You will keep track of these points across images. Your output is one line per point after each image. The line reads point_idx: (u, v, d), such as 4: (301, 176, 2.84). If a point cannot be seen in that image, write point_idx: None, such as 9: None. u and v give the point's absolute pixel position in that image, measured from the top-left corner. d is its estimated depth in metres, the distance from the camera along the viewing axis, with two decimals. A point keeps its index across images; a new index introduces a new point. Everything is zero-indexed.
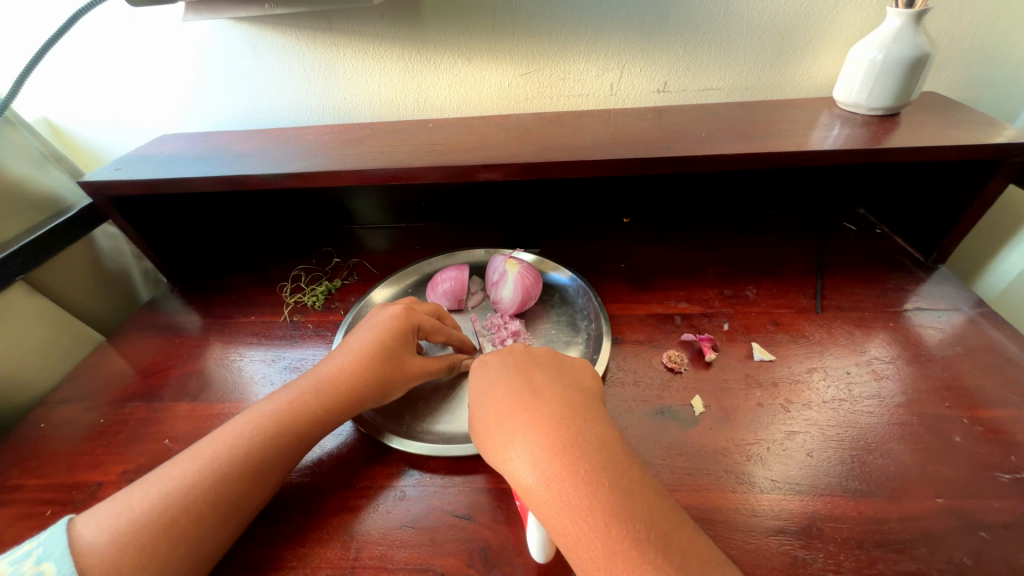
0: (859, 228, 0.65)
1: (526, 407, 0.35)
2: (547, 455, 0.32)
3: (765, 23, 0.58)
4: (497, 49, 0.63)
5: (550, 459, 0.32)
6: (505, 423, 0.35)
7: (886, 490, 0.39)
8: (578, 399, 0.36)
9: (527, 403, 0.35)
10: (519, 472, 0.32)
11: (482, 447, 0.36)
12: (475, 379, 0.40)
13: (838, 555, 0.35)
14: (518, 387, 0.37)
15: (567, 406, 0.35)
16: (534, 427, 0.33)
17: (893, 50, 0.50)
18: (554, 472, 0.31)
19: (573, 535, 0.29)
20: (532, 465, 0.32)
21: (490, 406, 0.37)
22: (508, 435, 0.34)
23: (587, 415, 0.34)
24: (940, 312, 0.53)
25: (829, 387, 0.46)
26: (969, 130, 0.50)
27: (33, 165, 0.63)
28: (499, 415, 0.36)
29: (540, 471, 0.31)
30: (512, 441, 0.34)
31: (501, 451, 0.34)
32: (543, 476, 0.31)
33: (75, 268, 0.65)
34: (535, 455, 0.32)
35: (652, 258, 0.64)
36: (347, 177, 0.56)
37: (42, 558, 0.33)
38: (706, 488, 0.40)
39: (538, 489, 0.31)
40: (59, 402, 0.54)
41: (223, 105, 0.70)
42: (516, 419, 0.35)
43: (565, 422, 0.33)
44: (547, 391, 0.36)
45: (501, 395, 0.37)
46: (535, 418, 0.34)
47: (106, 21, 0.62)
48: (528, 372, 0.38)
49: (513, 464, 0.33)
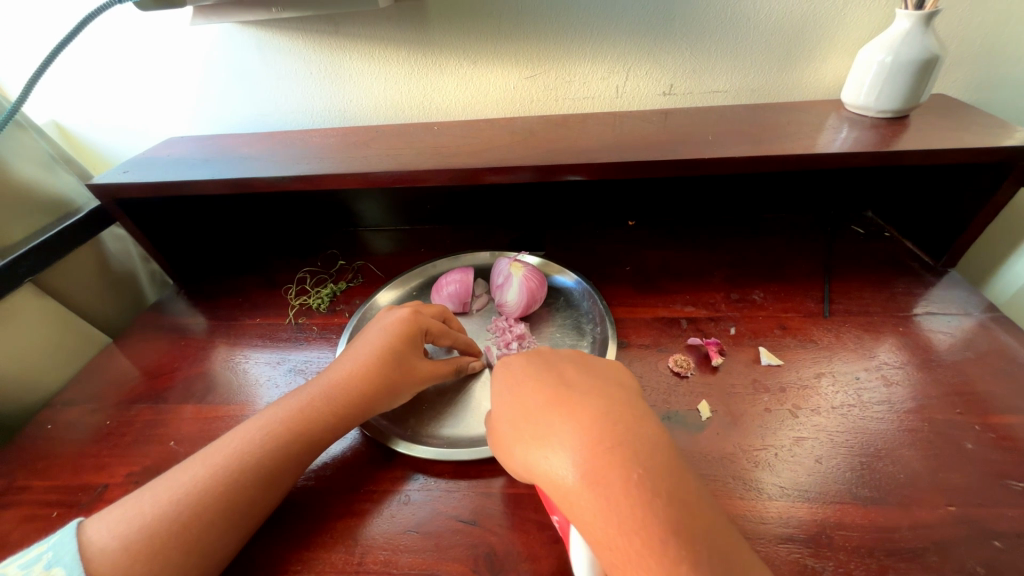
0: (867, 231, 0.64)
1: (566, 406, 0.34)
2: (590, 458, 0.31)
3: (771, 25, 0.58)
4: (503, 52, 0.63)
5: (596, 462, 0.30)
6: (544, 423, 0.34)
7: (896, 498, 0.38)
8: (615, 398, 0.35)
9: (567, 403, 0.34)
10: (558, 474, 0.31)
11: (515, 446, 0.35)
12: (507, 376, 0.39)
13: (848, 564, 0.34)
14: (552, 387, 0.36)
15: (610, 406, 0.34)
16: (576, 427, 0.32)
17: (903, 52, 0.49)
18: (598, 476, 0.30)
19: (619, 543, 0.28)
20: (574, 467, 0.31)
21: (522, 406, 0.36)
22: (543, 434, 0.33)
23: (632, 417, 0.33)
24: (951, 317, 0.52)
25: (837, 392, 0.46)
26: (979, 132, 0.50)
27: (42, 167, 0.63)
28: (536, 413, 0.35)
29: (581, 473, 0.30)
30: (551, 441, 0.33)
31: (538, 451, 0.33)
32: (586, 480, 0.30)
33: (83, 270, 0.66)
34: (575, 455, 0.31)
35: (657, 261, 0.64)
36: (352, 180, 0.56)
37: (51, 562, 0.33)
38: (713, 494, 0.39)
39: (580, 493, 0.30)
40: (65, 404, 0.54)
41: (229, 108, 0.71)
42: (552, 418, 0.34)
43: (604, 422, 0.32)
44: (581, 391, 0.35)
45: (538, 394, 0.36)
46: (573, 418, 0.33)
47: (114, 25, 0.63)
48: (560, 373, 0.37)
49: (550, 464, 0.32)
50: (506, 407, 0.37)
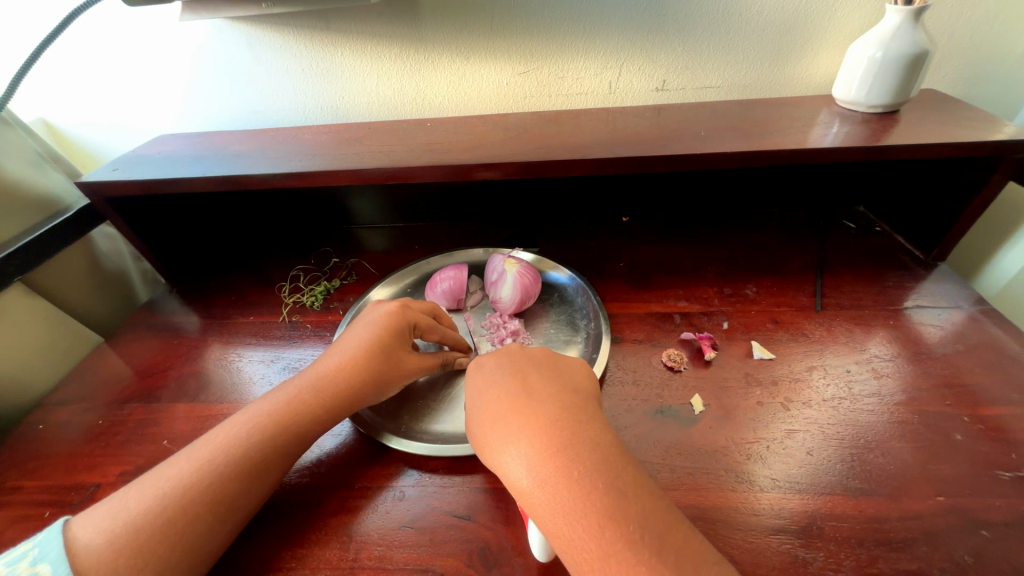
0: (858, 226, 0.65)
1: (521, 410, 0.35)
2: (541, 458, 0.32)
3: (764, 21, 0.58)
4: (495, 48, 0.62)
5: (544, 462, 0.32)
6: (499, 426, 0.35)
7: (886, 489, 0.38)
8: (571, 399, 0.36)
9: (521, 406, 0.35)
10: (513, 476, 0.32)
11: (478, 451, 0.37)
12: (471, 382, 0.40)
13: (839, 554, 0.35)
14: (511, 390, 0.37)
15: (561, 408, 0.35)
16: (527, 430, 0.33)
17: (893, 48, 0.50)
18: (546, 474, 0.31)
19: (567, 537, 0.29)
20: (526, 468, 0.32)
21: (483, 409, 0.37)
22: (501, 437, 0.34)
23: (580, 417, 0.34)
24: (941, 310, 0.52)
25: (829, 386, 0.46)
26: (969, 127, 0.50)
27: (30, 165, 0.62)
28: (493, 418, 0.36)
29: (534, 474, 0.31)
30: (506, 445, 0.34)
31: (495, 456, 0.34)
32: (537, 479, 0.31)
33: (73, 269, 0.65)
34: (529, 457, 0.32)
35: (651, 256, 0.64)
36: (345, 177, 0.56)
37: (37, 559, 0.33)
38: (705, 487, 0.39)
39: (532, 492, 0.31)
40: (57, 404, 0.54)
41: (221, 104, 0.70)
42: (509, 421, 0.35)
43: (557, 423, 0.33)
44: (539, 392, 0.36)
45: (495, 398, 0.37)
46: (528, 420, 0.34)
47: (103, 21, 0.62)
48: (521, 374, 0.38)
49: (507, 467, 0.33)
50: (469, 413, 0.38)
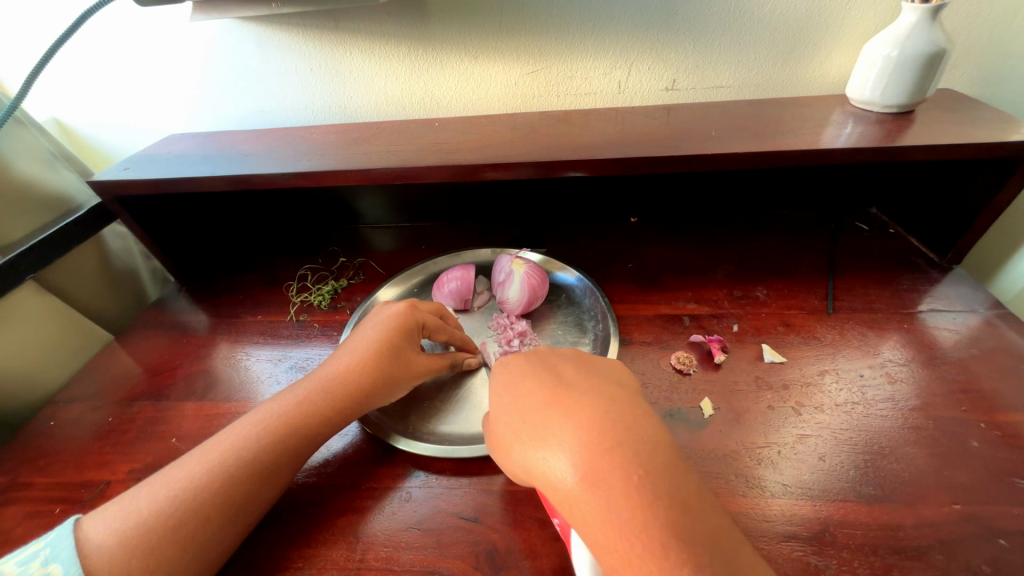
0: (871, 228, 0.64)
1: (569, 407, 0.33)
2: (592, 460, 0.30)
3: (776, 20, 0.57)
4: (504, 48, 0.62)
5: (599, 463, 0.30)
6: (545, 422, 0.33)
7: (901, 496, 0.38)
8: (621, 400, 0.34)
9: (570, 403, 0.34)
10: (558, 475, 0.31)
11: (514, 446, 0.35)
12: (507, 374, 0.39)
13: (852, 562, 0.34)
14: (555, 386, 0.35)
15: (613, 408, 0.33)
16: (578, 428, 0.32)
17: (909, 46, 0.49)
18: (601, 478, 0.30)
19: (619, 546, 0.28)
20: (576, 468, 0.30)
21: (524, 403, 0.36)
22: (546, 434, 0.33)
23: (634, 419, 0.32)
24: (956, 314, 0.51)
25: (841, 390, 0.46)
26: (986, 127, 0.49)
27: (43, 165, 0.63)
28: (539, 413, 0.34)
29: (584, 476, 0.30)
30: (553, 441, 0.32)
31: (540, 451, 0.33)
32: (586, 481, 0.30)
33: (84, 267, 0.66)
34: (578, 458, 0.31)
35: (659, 258, 0.64)
36: (353, 176, 0.56)
37: (48, 559, 0.33)
38: (715, 492, 0.39)
39: (582, 495, 0.30)
40: (68, 401, 0.54)
41: (229, 104, 0.70)
42: (556, 418, 0.33)
43: (609, 423, 0.32)
44: (584, 390, 0.35)
45: (540, 393, 0.35)
46: (577, 418, 0.32)
47: (114, 21, 0.63)
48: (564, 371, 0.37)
49: (551, 464, 0.31)
50: (507, 405, 0.37)
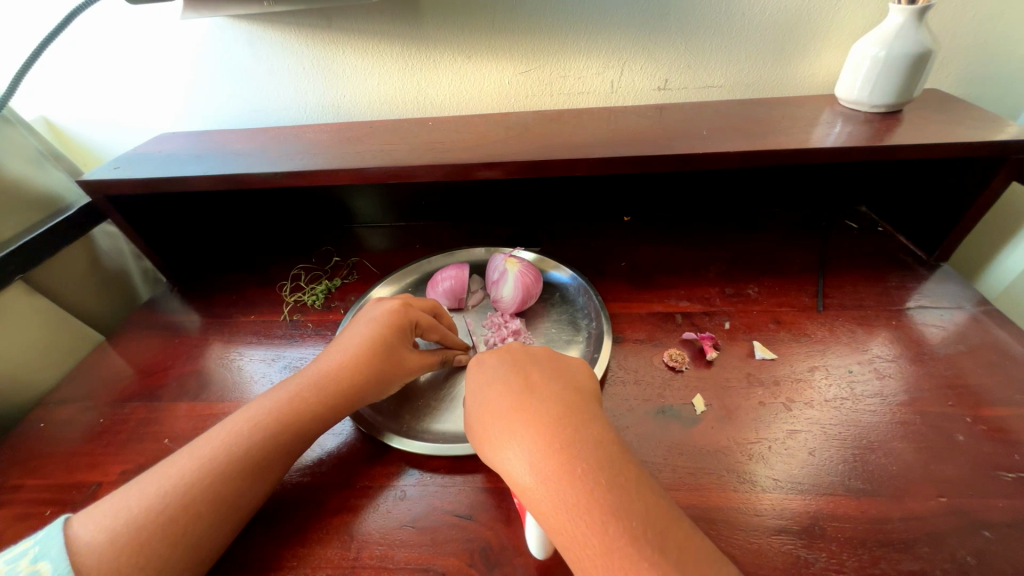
0: (861, 226, 0.65)
1: (523, 406, 0.35)
2: (541, 454, 0.32)
3: (767, 20, 0.58)
4: (497, 47, 0.62)
5: (546, 457, 0.32)
6: (501, 420, 0.35)
7: (889, 489, 0.38)
8: (574, 397, 0.36)
9: (524, 401, 0.35)
10: (515, 471, 0.32)
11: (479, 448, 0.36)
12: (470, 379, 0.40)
13: (841, 554, 0.35)
14: (513, 386, 0.37)
15: (565, 404, 0.35)
16: (529, 426, 0.33)
17: (896, 47, 0.50)
18: (549, 470, 0.31)
19: (569, 533, 0.29)
20: (528, 462, 0.32)
21: (484, 405, 0.37)
22: (502, 433, 0.34)
23: (584, 414, 0.34)
24: (943, 310, 0.52)
25: (831, 386, 0.46)
26: (972, 127, 0.50)
27: (31, 164, 0.62)
28: (495, 412, 0.36)
29: (535, 469, 0.31)
30: (509, 441, 0.34)
31: (497, 451, 0.34)
32: (538, 474, 0.31)
33: (73, 267, 0.65)
34: (530, 452, 0.32)
35: (652, 256, 0.64)
36: (346, 175, 0.56)
37: (38, 556, 0.33)
38: (707, 487, 0.39)
39: (534, 488, 0.31)
40: (59, 402, 0.54)
41: (222, 103, 0.70)
42: (510, 417, 0.35)
43: (559, 418, 0.33)
44: (542, 389, 0.36)
45: (497, 395, 0.37)
46: (530, 416, 0.34)
47: (105, 19, 0.62)
48: (523, 370, 0.38)
49: (509, 462, 0.33)
50: (470, 408, 0.38)
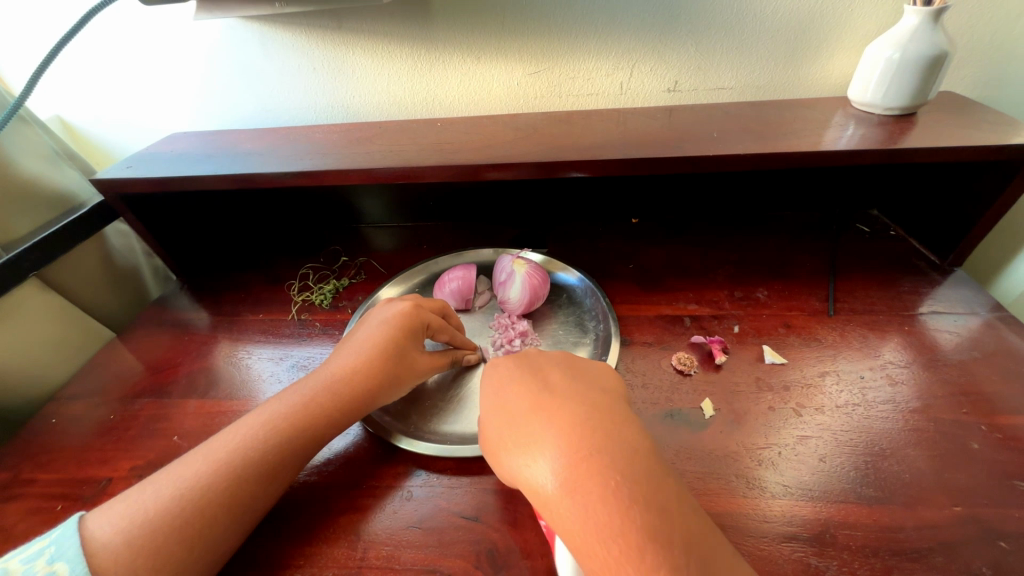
0: (872, 230, 0.64)
1: (548, 413, 0.34)
2: (568, 464, 0.31)
3: (778, 22, 0.57)
4: (506, 48, 0.62)
5: (574, 469, 0.31)
6: (523, 428, 0.35)
7: (901, 497, 0.38)
8: (600, 403, 0.35)
9: (546, 408, 0.35)
10: (539, 479, 0.32)
11: (501, 453, 0.36)
12: (491, 383, 0.40)
13: (853, 563, 0.34)
14: (537, 392, 0.36)
15: (593, 410, 0.34)
16: (555, 434, 0.33)
17: (911, 49, 0.49)
18: (576, 483, 0.30)
19: (595, 550, 0.29)
20: (552, 473, 0.31)
21: (507, 409, 0.37)
22: (527, 441, 0.34)
23: (614, 422, 0.33)
24: (957, 316, 0.51)
25: (842, 391, 0.46)
26: (987, 130, 0.49)
27: (47, 162, 0.63)
28: (516, 420, 0.35)
29: (561, 480, 0.31)
30: (531, 447, 0.33)
31: (521, 457, 0.34)
32: (563, 486, 0.31)
33: (86, 265, 0.66)
34: (556, 462, 0.32)
35: (661, 258, 0.64)
36: (355, 176, 0.56)
37: (54, 556, 0.33)
38: (716, 493, 0.39)
39: (559, 499, 0.31)
40: (70, 398, 0.55)
41: (232, 103, 0.71)
42: (536, 424, 0.34)
43: (587, 426, 0.33)
44: (567, 394, 0.35)
45: (520, 401, 0.36)
46: (556, 424, 0.33)
47: (118, 20, 0.63)
48: (547, 376, 0.38)
49: (533, 470, 0.32)
50: (491, 414, 0.38)
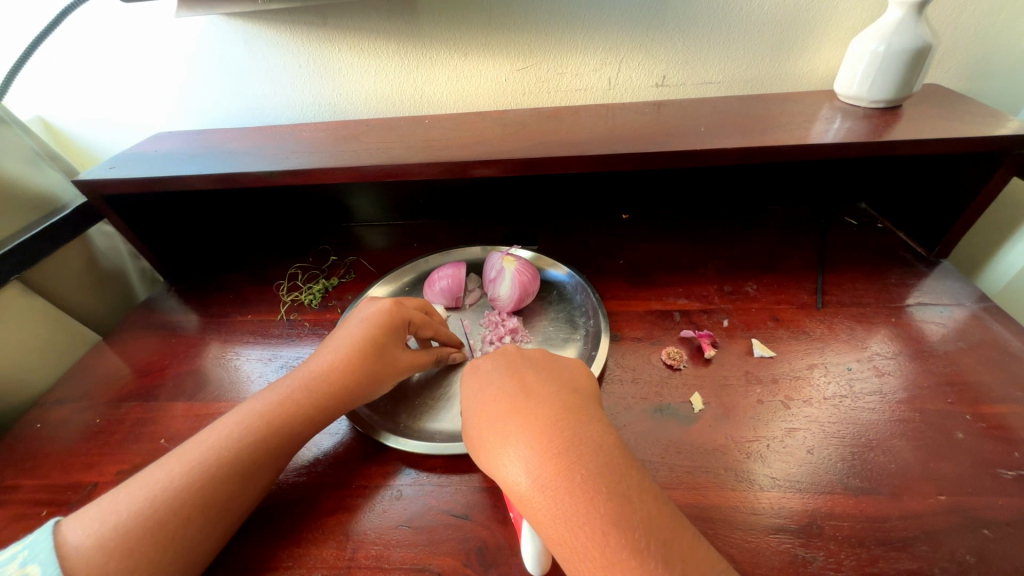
0: (860, 222, 0.64)
1: (519, 412, 0.34)
2: (539, 461, 0.31)
3: (765, 15, 0.57)
4: (493, 44, 0.62)
5: (545, 465, 0.31)
6: (499, 428, 0.34)
7: (887, 488, 0.38)
8: (570, 401, 0.35)
9: (519, 408, 0.35)
10: (512, 477, 0.32)
11: (476, 452, 0.36)
12: (466, 382, 0.40)
13: (839, 553, 0.35)
14: (510, 391, 0.36)
15: (565, 408, 0.34)
16: (527, 432, 0.33)
17: (895, 42, 0.49)
18: (547, 478, 0.31)
19: (567, 542, 0.29)
20: (528, 472, 0.31)
21: (481, 409, 0.37)
22: (499, 439, 0.34)
23: (589, 418, 0.34)
24: (943, 307, 0.52)
25: (830, 383, 0.46)
26: (972, 122, 0.50)
27: (29, 164, 0.62)
28: (490, 421, 0.35)
29: (533, 476, 0.31)
30: (504, 446, 0.33)
31: (493, 456, 0.34)
32: (535, 481, 0.31)
33: (70, 268, 0.65)
34: (527, 458, 0.32)
35: (650, 254, 0.64)
36: (341, 173, 0.55)
37: (26, 560, 0.33)
38: (706, 487, 0.39)
39: (532, 496, 0.31)
40: (56, 402, 0.54)
41: (217, 102, 0.70)
42: (508, 423, 0.34)
43: (556, 424, 0.33)
44: (537, 393, 0.36)
45: (493, 400, 0.36)
46: (527, 422, 0.33)
47: (98, 17, 0.62)
48: (519, 375, 0.38)
49: (506, 468, 0.32)
50: (466, 415, 0.38)
